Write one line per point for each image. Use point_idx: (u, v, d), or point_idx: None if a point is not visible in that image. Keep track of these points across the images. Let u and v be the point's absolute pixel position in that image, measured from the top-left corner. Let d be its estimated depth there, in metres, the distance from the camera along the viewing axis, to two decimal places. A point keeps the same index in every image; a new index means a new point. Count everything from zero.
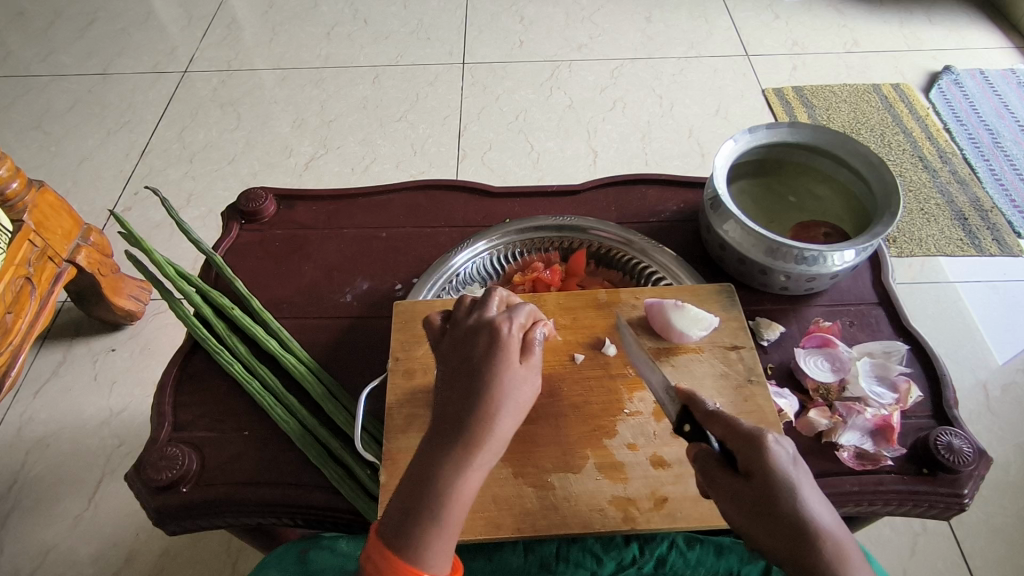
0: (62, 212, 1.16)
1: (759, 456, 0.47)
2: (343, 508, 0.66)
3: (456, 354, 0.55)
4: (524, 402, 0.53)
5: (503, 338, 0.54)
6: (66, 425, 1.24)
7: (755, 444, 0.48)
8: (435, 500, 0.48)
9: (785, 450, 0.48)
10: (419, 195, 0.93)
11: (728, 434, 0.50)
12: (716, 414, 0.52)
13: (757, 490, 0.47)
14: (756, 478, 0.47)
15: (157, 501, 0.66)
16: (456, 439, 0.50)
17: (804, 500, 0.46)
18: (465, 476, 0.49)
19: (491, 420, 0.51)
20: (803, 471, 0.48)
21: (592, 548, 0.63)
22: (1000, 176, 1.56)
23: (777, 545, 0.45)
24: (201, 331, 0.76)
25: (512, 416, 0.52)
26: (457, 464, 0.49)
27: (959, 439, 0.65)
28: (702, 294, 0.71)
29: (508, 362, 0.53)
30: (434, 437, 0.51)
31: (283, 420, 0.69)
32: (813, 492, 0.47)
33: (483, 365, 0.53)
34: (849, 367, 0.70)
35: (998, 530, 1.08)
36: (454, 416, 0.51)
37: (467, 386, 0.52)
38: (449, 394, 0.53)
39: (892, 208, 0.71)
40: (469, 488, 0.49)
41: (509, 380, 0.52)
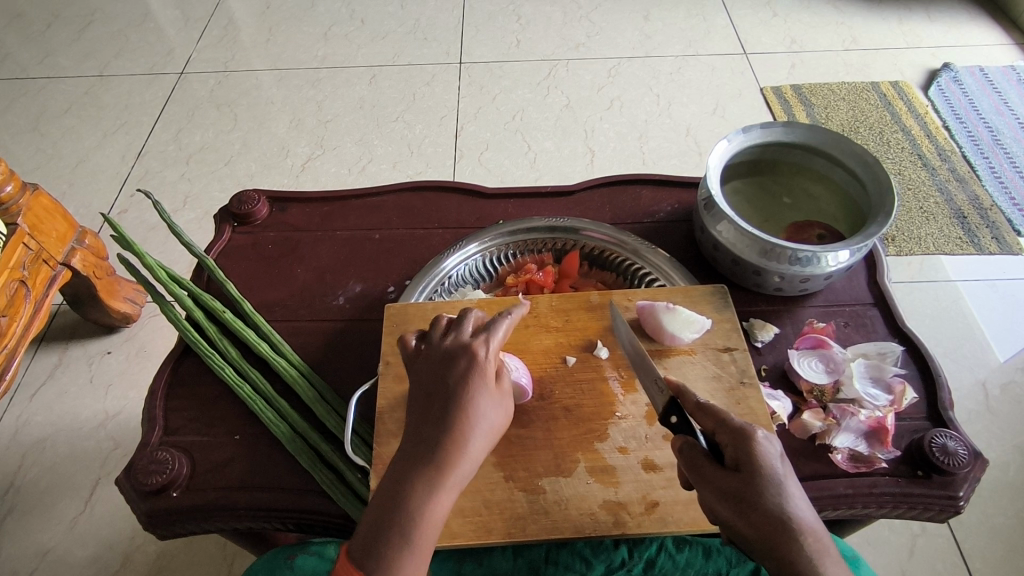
0: (56, 215, 1.16)
1: (750, 449, 0.48)
2: (333, 512, 0.65)
3: (430, 376, 0.56)
4: (493, 429, 0.54)
5: (480, 365, 0.55)
6: (62, 428, 1.23)
7: (747, 437, 0.48)
8: (405, 521, 0.48)
9: (775, 446, 0.49)
10: (413, 196, 0.92)
11: (720, 426, 0.51)
12: (708, 405, 0.52)
13: (745, 482, 0.47)
14: (744, 471, 0.47)
15: (146, 507, 0.66)
16: (427, 462, 0.50)
17: (789, 497, 0.46)
18: (435, 499, 0.50)
19: (460, 446, 0.52)
20: (788, 469, 0.49)
21: (581, 551, 0.62)
22: (999, 174, 1.55)
23: (760, 538, 0.46)
24: (192, 334, 0.76)
25: (484, 441, 0.53)
26: (428, 487, 0.50)
27: (954, 441, 0.64)
28: (695, 296, 0.70)
29: (482, 391, 0.54)
30: (407, 456, 0.52)
31: (274, 424, 0.68)
32: (796, 489, 0.48)
33: (458, 390, 0.53)
34: (844, 368, 0.69)
35: (997, 530, 1.07)
36: (426, 439, 0.52)
37: (441, 410, 0.53)
38: (422, 416, 0.54)
39: (886, 208, 0.70)
40: (439, 509, 0.50)
41: (480, 410, 0.53)
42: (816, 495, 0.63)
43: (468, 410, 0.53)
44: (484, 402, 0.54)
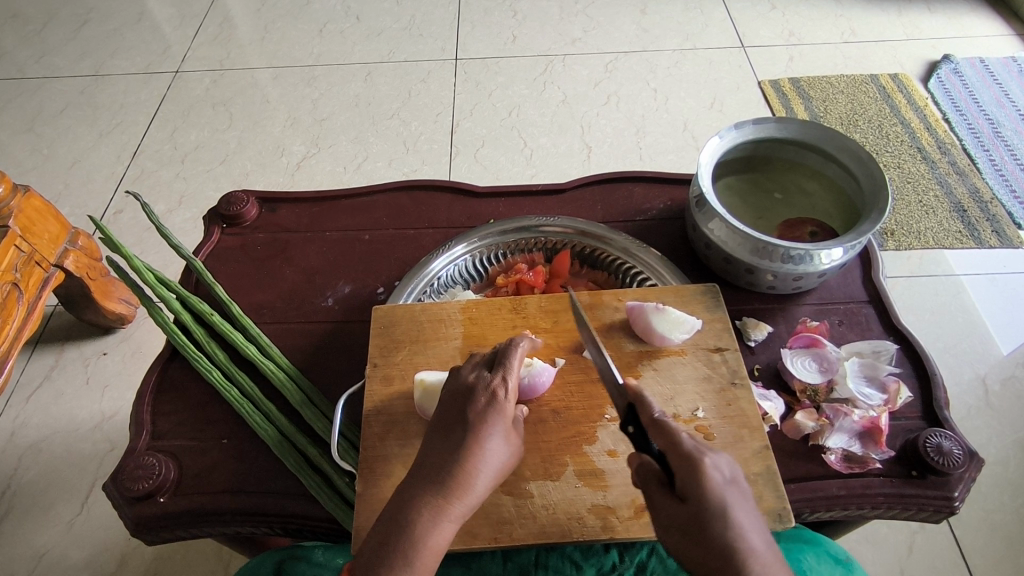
0: (49, 216, 1.15)
1: (696, 480, 0.45)
2: (320, 517, 0.64)
3: (451, 404, 0.57)
4: (504, 466, 0.56)
5: (503, 402, 0.57)
6: (59, 430, 1.23)
7: (694, 465, 0.46)
8: (407, 546, 0.50)
9: (726, 473, 0.46)
10: (403, 196, 0.91)
11: (669, 449, 0.48)
12: (662, 422, 0.49)
13: (691, 516, 0.45)
14: (690, 503, 0.45)
15: (133, 512, 0.65)
16: (438, 488, 0.52)
17: (737, 531, 0.44)
18: (439, 525, 0.51)
19: (474, 476, 0.53)
20: (743, 496, 0.46)
21: (571, 555, 0.62)
22: (1000, 166, 1.54)
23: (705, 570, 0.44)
24: (180, 337, 0.75)
25: (491, 477, 0.55)
26: (433, 514, 0.51)
27: (949, 441, 0.63)
28: (686, 296, 0.69)
29: (501, 428, 0.56)
30: (416, 483, 0.53)
31: (261, 427, 0.68)
32: (749, 519, 0.45)
33: (478, 422, 0.55)
34: (838, 367, 0.68)
35: (997, 527, 1.06)
36: (436, 466, 0.54)
37: (459, 439, 0.55)
38: (439, 443, 0.55)
39: (880, 204, 0.69)
40: (442, 537, 0.51)
41: (495, 445, 0.55)
42: (809, 496, 0.63)
43: (487, 444, 0.55)
44: (502, 438, 0.56)
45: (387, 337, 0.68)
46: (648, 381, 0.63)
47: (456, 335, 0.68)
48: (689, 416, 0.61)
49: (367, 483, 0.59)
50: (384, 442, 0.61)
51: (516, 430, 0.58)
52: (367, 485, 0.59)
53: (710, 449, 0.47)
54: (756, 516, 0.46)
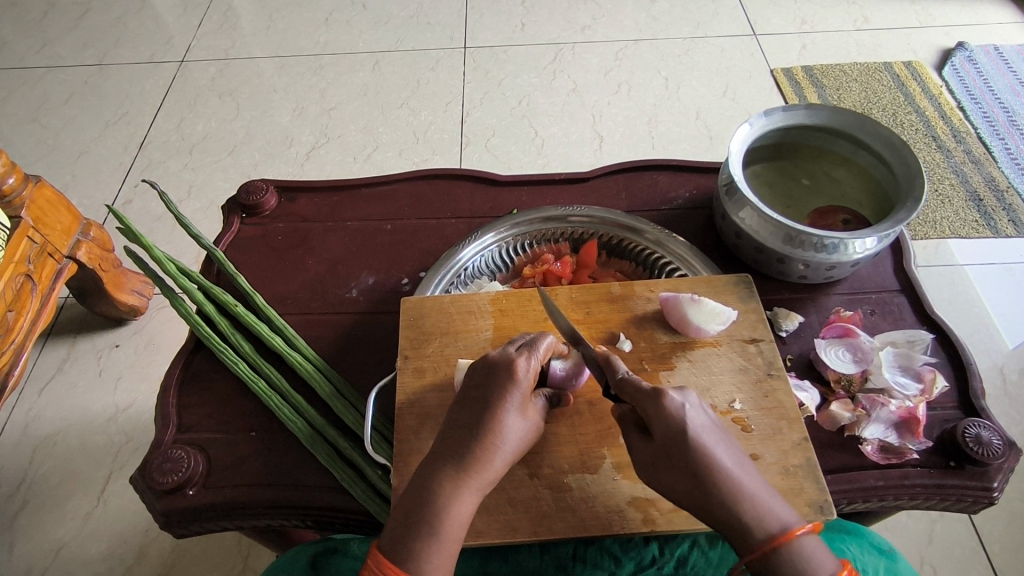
0: (60, 207, 1.14)
1: (660, 414, 0.50)
2: (354, 509, 0.64)
3: (471, 379, 0.56)
4: (523, 442, 0.55)
5: (522, 377, 0.55)
6: (73, 422, 1.22)
7: (657, 401, 0.50)
8: (433, 519, 0.49)
9: (687, 405, 0.50)
10: (424, 184, 0.90)
11: (632, 394, 0.52)
12: (625, 378, 0.54)
13: (661, 446, 0.50)
14: (659, 435, 0.50)
15: (162, 505, 0.65)
16: (458, 462, 0.52)
17: (704, 449, 0.49)
18: (462, 498, 0.51)
19: (493, 452, 0.52)
20: (707, 424, 0.50)
21: (609, 548, 0.61)
22: (1015, 155, 1.53)
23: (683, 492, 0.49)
24: (204, 328, 0.74)
25: (509, 453, 0.54)
26: (456, 488, 0.51)
27: (987, 431, 0.63)
28: (719, 285, 0.69)
29: (519, 405, 0.55)
30: (436, 458, 0.53)
31: (290, 420, 0.67)
32: (714, 438, 0.50)
33: (497, 397, 0.54)
34: (871, 357, 0.67)
35: (1017, 516, 1.06)
36: (458, 441, 0.53)
37: (477, 415, 0.54)
38: (457, 417, 0.55)
39: (916, 192, 0.68)
40: (465, 508, 0.51)
41: (514, 420, 0.54)
42: (847, 487, 0.62)
43: (505, 420, 0.53)
44: (520, 413, 0.55)
45: (417, 329, 0.67)
46: (683, 372, 0.62)
47: (486, 327, 0.67)
48: (726, 408, 0.60)
49: (402, 476, 0.59)
50: (419, 436, 0.61)
51: (536, 405, 0.57)
52: (402, 478, 0.59)
53: (672, 387, 0.52)
54: (725, 441, 0.50)
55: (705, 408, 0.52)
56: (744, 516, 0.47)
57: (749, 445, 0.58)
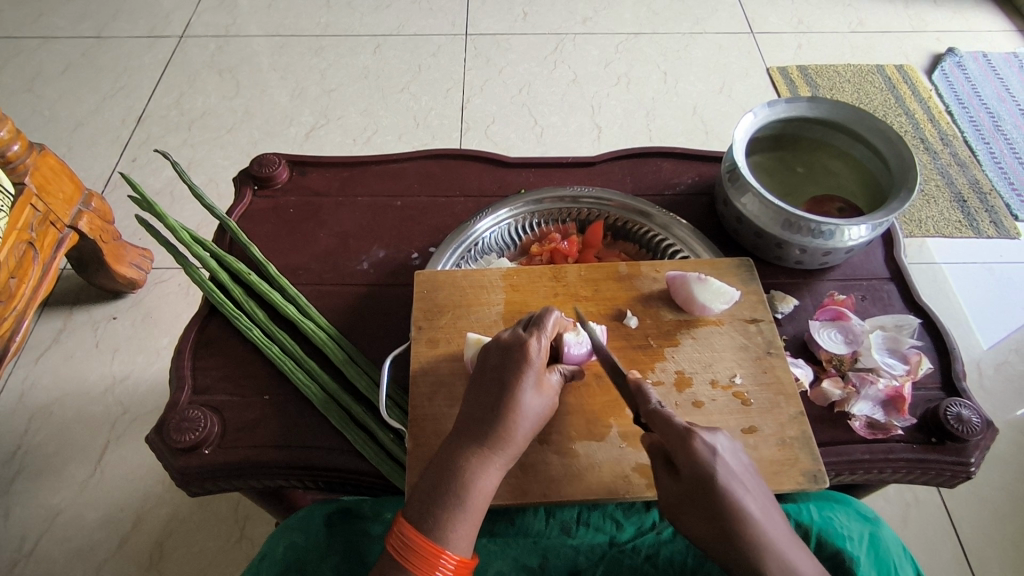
0: (62, 175, 1.14)
1: (691, 454, 0.50)
2: (367, 471, 0.67)
3: (486, 360, 0.59)
4: (542, 416, 0.58)
5: (534, 355, 0.57)
6: (69, 392, 1.23)
7: (687, 442, 0.50)
8: (457, 491, 0.52)
9: (717, 448, 0.50)
10: (433, 163, 0.92)
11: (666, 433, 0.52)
12: (657, 410, 0.53)
13: (689, 487, 0.50)
14: (686, 475, 0.50)
15: (179, 463, 0.67)
16: (479, 438, 0.55)
17: (731, 497, 0.48)
18: (485, 472, 0.54)
19: (513, 427, 0.55)
20: (736, 467, 0.50)
21: (612, 514, 0.66)
22: (999, 159, 1.58)
23: (710, 538, 0.48)
24: (219, 295, 0.76)
25: (528, 428, 0.56)
26: (479, 462, 0.54)
27: (968, 410, 0.67)
28: (721, 268, 0.72)
29: (535, 382, 0.57)
30: (459, 434, 0.55)
31: (305, 385, 0.69)
32: (743, 487, 0.49)
33: (512, 378, 0.56)
34: (862, 339, 0.71)
35: (988, 502, 1.11)
36: (478, 419, 0.55)
37: (495, 394, 0.56)
38: (476, 398, 0.57)
39: (908, 184, 0.71)
40: (489, 483, 0.54)
41: (532, 398, 0.56)
42: (835, 459, 0.66)
43: (521, 398, 0.56)
44: (536, 390, 0.57)
45: (431, 301, 0.70)
46: (687, 349, 0.66)
47: (499, 301, 0.69)
48: (727, 382, 0.64)
49: (417, 440, 0.61)
50: (433, 402, 0.63)
51: (548, 380, 0.59)
52: (417, 442, 0.61)
53: (704, 429, 0.52)
54: (761, 496, 0.50)
55: (737, 450, 0.52)
56: (770, 566, 0.46)
57: (748, 417, 0.62)
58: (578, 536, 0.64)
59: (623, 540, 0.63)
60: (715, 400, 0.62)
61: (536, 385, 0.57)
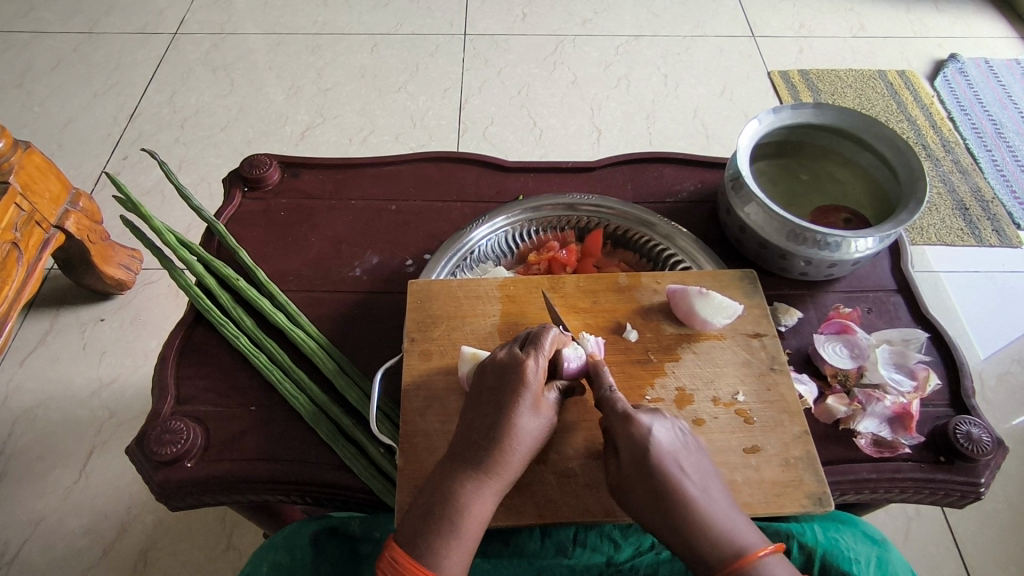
0: (49, 174, 1.11)
1: (630, 437, 0.52)
2: (355, 487, 0.64)
3: (482, 380, 0.56)
4: (541, 438, 0.56)
5: (532, 377, 0.55)
6: (54, 395, 1.20)
7: (627, 426, 0.52)
8: (451, 518, 0.50)
9: (654, 429, 0.52)
10: (429, 167, 0.90)
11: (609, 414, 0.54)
12: (606, 393, 0.56)
13: (629, 467, 0.51)
14: (626, 456, 0.52)
15: (160, 477, 0.64)
16: (474, 464, 0.53)
17: (666, 475, 0.50)
18: (481, 499, 0.52)
19: (510, 452, 0.53)
20: (674, 446, 0.52)
21: (610, 533, 0.63)
22: (1001, 166, 1.56)
23: (649, 514, 0.50)
24: (205, 302, 0.73)
25: (526, 451, 0.54)
26: (474, 488, 0.52)
27: (978, 428, 0.65)
28: (724, 280, 0.69)
29: (532, 403, 0.55)
30: (454, 459, 0.53)
31: (293, 397, 0.67)
32: (680, 465, 0.51)
33: (509, 401, 0.54)
34: (868, 354, 0.69)
35: (990, 516, 1.09)
36: (474, 443, 0.53)
37: (493, 418, 0.54)
38: (471, 420, 0.55)
39: (918, 195, 0.69)
40: (484, 509, 0.52)
41: (529, 420, 0.54)
42: (840, 479, 0.64)
43: (518, 422, 0.54)
44: (534, 412, 0.55)
45: (425, 312, 0.67)
46: (689, 364, 0.63)
47: (494, 313, 0.67)
48: (730, 400, 0.61)
49: (408, 457, 0.59)
50: (424, 417, 0.61)
51: (547, 399, 0.57)
52: (407, 460, 0.59)
53: (644, 411, 0.54)
54: (703, 475, 0.51)
55: (680, 430, 0.54)
56: (706, 541, 0.48)
57: (751, 437, 0.59)
58: (575, 557, 0.62)
59: (621, 560, 0.61)
60: (717, 418, 0.60)
61: (533, 407, 0.55)
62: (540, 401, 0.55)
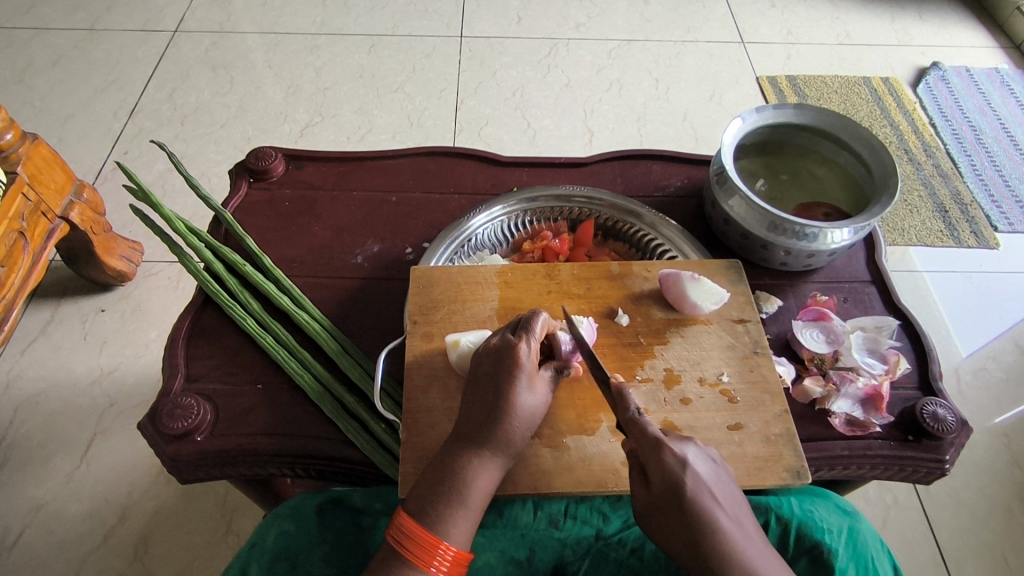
0: (55, 166, 1.14)
1: (664, 468, 0.50)
2: (357, 460, 0.68)
3: (478, 366, 0.60)
4: (540, 414, 0.59)
5: (524, 358, 0.58)
6: (55, 384, 1.23)
7: (658, 453, 0.51)
8: (455, 490, 0.54)
9: (688, 460, 0.50)
10: (429, 161, 0.93)
11: (640, 441, 0.52)
12: (634, 416, 0.53)
13: (661, 499, 0.50)
14: (657, 486, 0.50)
15: (171, 450, 0.67)
16: (476, 441, 0.56)
17: (704, 511, 0.49)
18: (484, 473, 0.56)
19: (510, 429, 0.57)
20: (708, 477, 0.51)
21: (599, 506, 0.67)
22: (980, 171, 1.62)
23: (679, 545, 0.49)
24: (213, 285, 0.76)
25: (525, 427, 0.58)
26: (477, 463, 0.55)
27: (944, 409, 0.69)
28: (711, 269, 0.73)
29: (528, 381, 0.58)
30: (458, 438, 0.57)
31: (298, 374, 0.70)
32: (713, 496, 0.50)
33: (505, 382, 0.57)
34: (844, 339, 0.73)
35: (964, 504, 1.14)
36: (475, 422, 0.57)
37: (491, 398, 0.57)
38: (471, 403, 0.58)
39: (890, 190, 0.74)
40: (488, 481, 0.56)
41: (527, 399, 0.58)
42: (815, 455, 0.68)
43: (516, 400, 0.57)
44: (530, 390, 0.58)
45: (426, 296, 0.71)
46: (676, 347, 0.67)
47: (492, 297, 0.71)
48: (715, 380, 0.65)
49: (411, 431, 0.62)
50: (428, 395, 0.64)
51: (542, 378, 0.60)
52: (409, 434, 0.62)
53: (676, 439, 0.52)
54: (733, 507, 0.51)
55: (710, 459, 0.53)
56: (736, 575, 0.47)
57: (734, 414, 0.63)
58: (566, 530, 0.66)
59: (609, 533, 0.65)
60: (703, 397, 0.64)
61: (528, 385, 0.58)
62: (534, 379, 0.59)
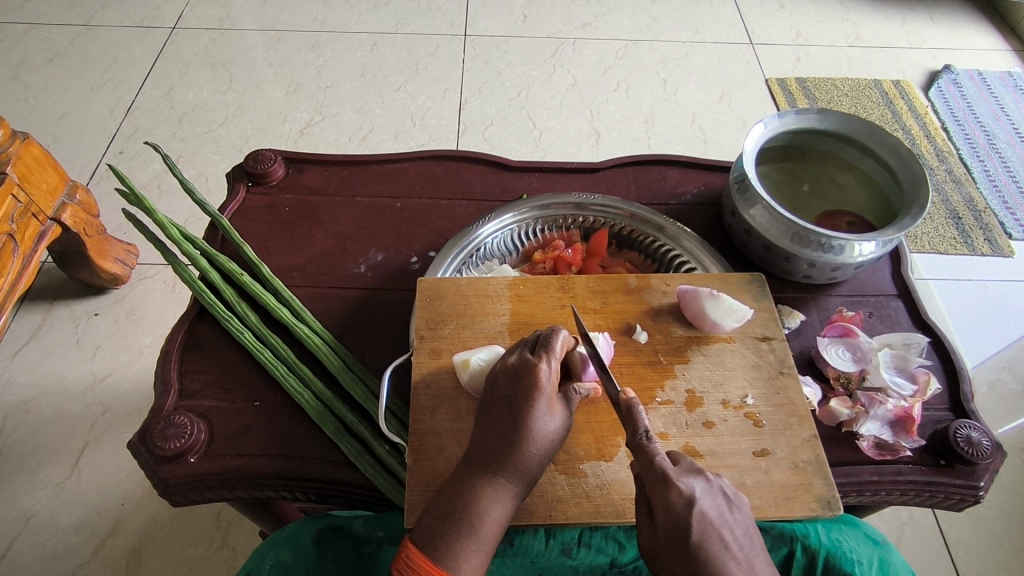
0: (47, 167, 1.10)
1: (669, 508, 0.47)
2: (361, 484, 0.64)
3: (494, 387, 0.56)
4: (558, 440, 0.55)
5: (544, 381, 0.55)
6: (46, 390, 1.19)
7: (666, 490, 0.47)
8: (466, 523, 0.51)
9: (698, 499, 0.47)
10: (435, 165, 0.90)
11: (647, 473, 0.48)
12: (643, 443, 0.49)
13: (665, 538, 0.47)
14: (662, 526, 0.47)
15: (162, 472, 0.63)
16: (491, 469, 0.53)
17: (710, 554, 0.46)
18: (498, 505, 0.52)
19: (528, 456, 0.53)
20: (718, 517, 0.47)
21: (615, 535, 0.63)
22: (994, 177, 1.58)
23: None
24: (209, 296, 0.73)
25: (541, 454, 0.54)
26: (490, 492, 0.52)
27: (977, 432, 0.65)
28: (733, 283, 0.70)
29: (547, 405, 0.54)
30: (472, 465, 0.53)
31: (298, 392, 0.67)
32: (723, 540, 0.47)
33: (523, 405, 0.54)
34: (871, 357, 0.70)
35: (981, 521, 1.10)
36: (491, 449, 0.53)
37: (508, 424, 0.54)
38: (486, 426, 0.55)
39: (920, 201, 0.70)
40: (502, 513, 0.52)
41: (544, 425, 0.54)
42: (843, 480, 0.64)
43: (533, 425, 0.53)
44: (549, 414, 0.54)
45: (434, 311, 0.67)
46: (698, 366, 0.64)
47: (503, 311, 0.67)
48: (739, 403, 0.62)
49: (418, 455, 0.59)
50: (435, 416, 0.61)
51: (562, 400, 0.56)
52: (416, 459, 0.59)
53: (685, 474, 0.48)
54: (745, 547, 0.47)
55: (723, 494, 0.49)
56: None
57: (760, 439, 0.60)
58: (579, 559, 0.62)
59: (624, 561, 0.62)
60: (727, 420, 0.61)
61: (546, 410, 0.54)
62: (553, 403, 0.55)
